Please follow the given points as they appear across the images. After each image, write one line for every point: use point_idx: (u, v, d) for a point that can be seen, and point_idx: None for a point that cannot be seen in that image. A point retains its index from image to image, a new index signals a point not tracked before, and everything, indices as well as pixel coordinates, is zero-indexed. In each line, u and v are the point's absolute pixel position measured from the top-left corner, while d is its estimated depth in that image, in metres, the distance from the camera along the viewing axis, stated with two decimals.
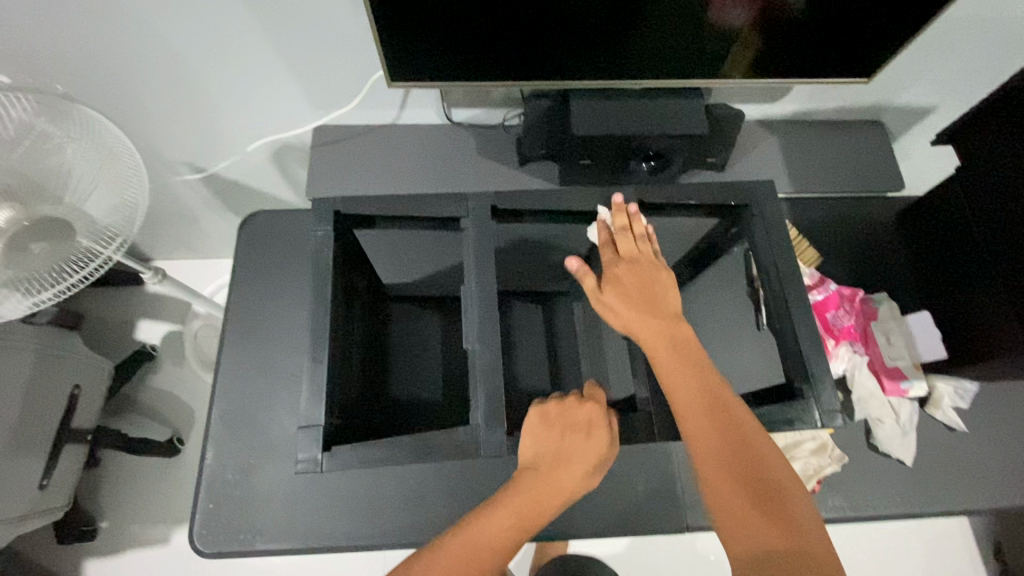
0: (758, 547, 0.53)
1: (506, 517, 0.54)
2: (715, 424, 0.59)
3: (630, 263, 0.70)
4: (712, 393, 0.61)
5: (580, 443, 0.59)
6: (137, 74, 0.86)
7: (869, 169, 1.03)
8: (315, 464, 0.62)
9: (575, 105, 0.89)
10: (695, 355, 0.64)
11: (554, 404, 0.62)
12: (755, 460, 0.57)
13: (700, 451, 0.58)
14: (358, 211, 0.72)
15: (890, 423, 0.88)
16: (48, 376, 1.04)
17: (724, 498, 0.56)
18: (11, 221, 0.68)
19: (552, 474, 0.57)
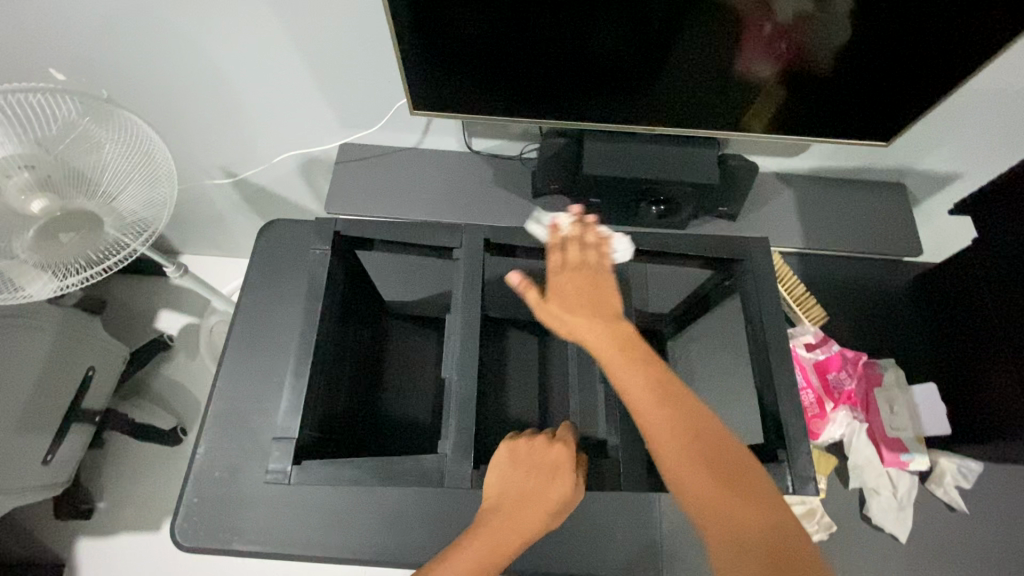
0: (738, 538, 0.51)
1: (466, 562, 0.54)
2: (675, 418, 0.56)
3: (576, 264, 0.72)
4: (666, 387, 0.59)
5: (540, 483, 0.59)
6: (180, 85, 0.92)
7: (886, 231, 1.02)
8: (286, 475, 0.63)
9: (589, 146, 0.92)
10: (643, 354, 0.62)
11: (523, 441, 0.63)
12: (715, 445, 0.55)
13: (665, 449, 0.55)
14: (361, 232, 0.75)
15: (886, 495, 0.85)
16: (64, 356, 1.09)
17: (694, 491, 0.53)
18: (46, 211, 0.74)
19: (513, 515, 0.58)
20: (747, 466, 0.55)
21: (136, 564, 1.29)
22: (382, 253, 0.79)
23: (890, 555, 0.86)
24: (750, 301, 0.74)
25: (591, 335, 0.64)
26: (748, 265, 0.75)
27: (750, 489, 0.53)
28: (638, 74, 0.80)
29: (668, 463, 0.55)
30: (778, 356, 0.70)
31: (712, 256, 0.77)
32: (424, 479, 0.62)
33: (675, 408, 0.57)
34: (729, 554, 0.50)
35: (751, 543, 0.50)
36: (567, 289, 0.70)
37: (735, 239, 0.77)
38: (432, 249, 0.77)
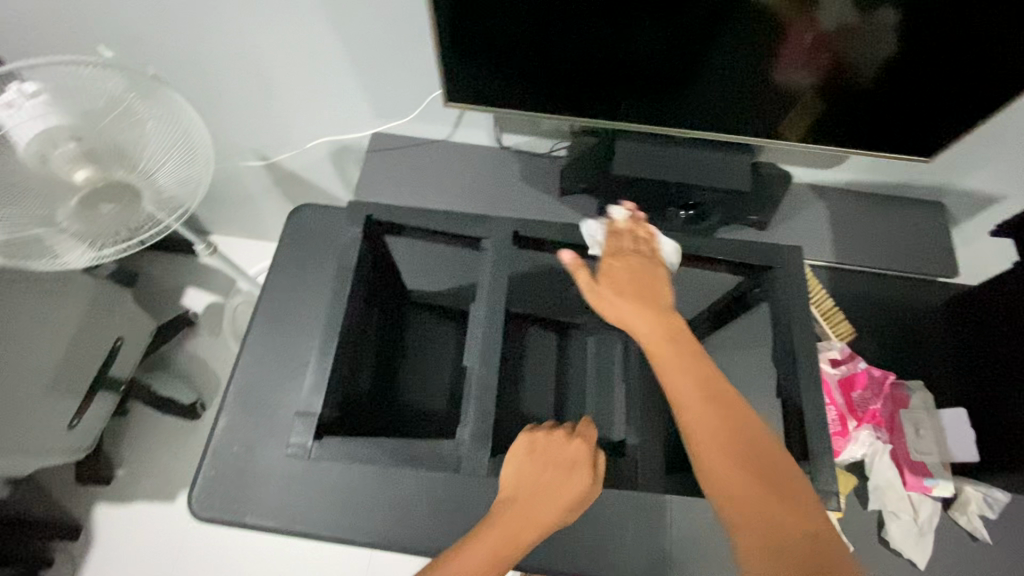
0: (778, 548, 0.50)
1: (483, 551, 0.54)
2: (723, 419, 0.56)
3: (627, 254, 0.71)
4: (714, 383, 0.58)
5: (556, 480, 0.59)
6: (221, 67, 0.94)
7: (920, 251, 0.99)
8: (305, 450, 0.64)
9: (620, 146, 0.91)
10: (694, 346, 0.62)
11: (543, 434, 0.63)
12: (761, 449, 0.55)
13: (708, 451, 0.55)
14: (393, 218, 0.76)
15: (906, 519, 0.83)
16: (95, 325, 1.12)
17: (739, 496, 0.53)
18: (88, 181, 0.77)
19: (531, 509, 0.57)
20: (786, 473, 0.55)
21: (150, 532, 1.33)
22: (410, 239, 0.79)
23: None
24: (778, 312, 0.73)
25: (640, 325, 0.63)
26: (779, 272, 0.75)
27: (789, 499, 0.53)
28: (676, 77, 0.80)
29: (709, 462, 0.55)
30: (804, 369, 0.69)
31: (743, 261, 0.77)
32: (440, 464, 0.63)
33: (720, 408, 0.56)
34: (761, 554, 0.50)
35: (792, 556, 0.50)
36: (617, 278, 0.68)
37: (767, 247, 0.76)
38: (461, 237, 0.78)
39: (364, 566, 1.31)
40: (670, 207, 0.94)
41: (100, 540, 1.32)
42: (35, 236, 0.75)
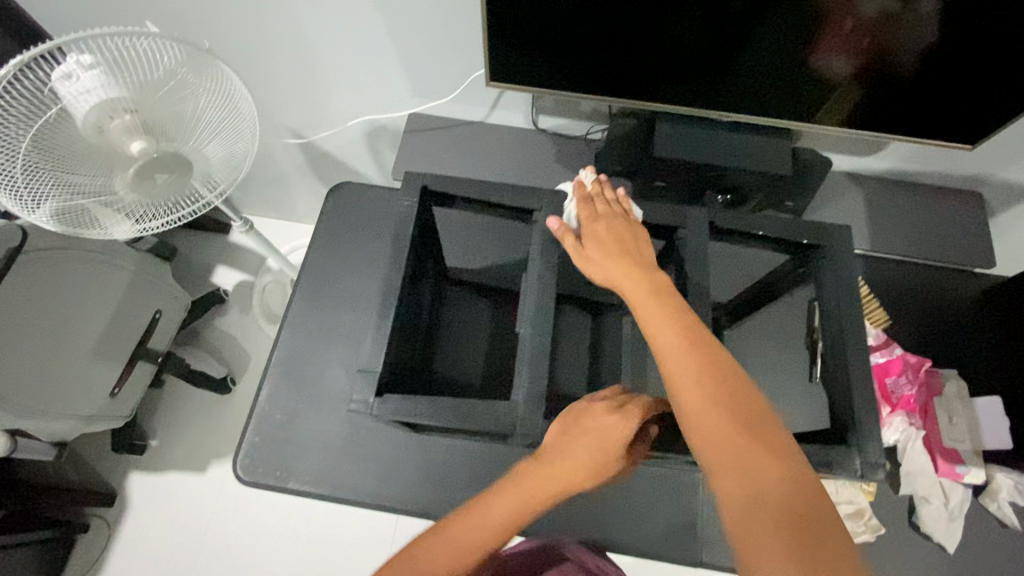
0: (759, 495, 0.50)
1: (506, 503, 0.58)
2: (705, 371, 0.56)
3: (612, 216, 0.71)
4: (695, 336, 0.59)
5: (591, 453, 0.59)
6: (264, 42, 0.95)
7: (958, 241, 0.98)
8: (366, 406, 0.65)
9: (661, 127, 0.91)
10: (675, 301, 0.62)
11: (594, 405, 0.62)
12: (741, 402, 0.55)
13: (690, 402, 0.55)
14: (444, 189, 0.77)
15: (938, 504, 0.83)
16: (136, 296, 1.15)
17: (720, 446, 0.53)
18: (144, 153, 0.75)
19: (556, 475, 0.59)
20: (769, 422, 0.55)
21: (182, 500, 1.37)
22: (459, 211, 0.81)
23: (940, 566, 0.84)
24: (826, 296, 0.73)
25: (623, 281, 0.65)
26: (828, 251, 0.73)
27: (772, 446, 0.53)
28: (718, 60, 0.79)
29: (693, 412, 0.55)
30: (846, 349, 0.69)
31: (792, 239, 0.75)
32: (494, 425, 0.64)
33: (701, 354, 0.57)
34: (741, 503, 0.50)
35: (769, 501, 0.49)
36: (604, 239, 0.68)
37: (815, 224, 0.74)
38: (510, 209, 0.79)
39: (389, 539, 1.35)
40: (709, 190, 0.95)
41: (135, 506, 1.36)
42: (84, 207, 0.80)
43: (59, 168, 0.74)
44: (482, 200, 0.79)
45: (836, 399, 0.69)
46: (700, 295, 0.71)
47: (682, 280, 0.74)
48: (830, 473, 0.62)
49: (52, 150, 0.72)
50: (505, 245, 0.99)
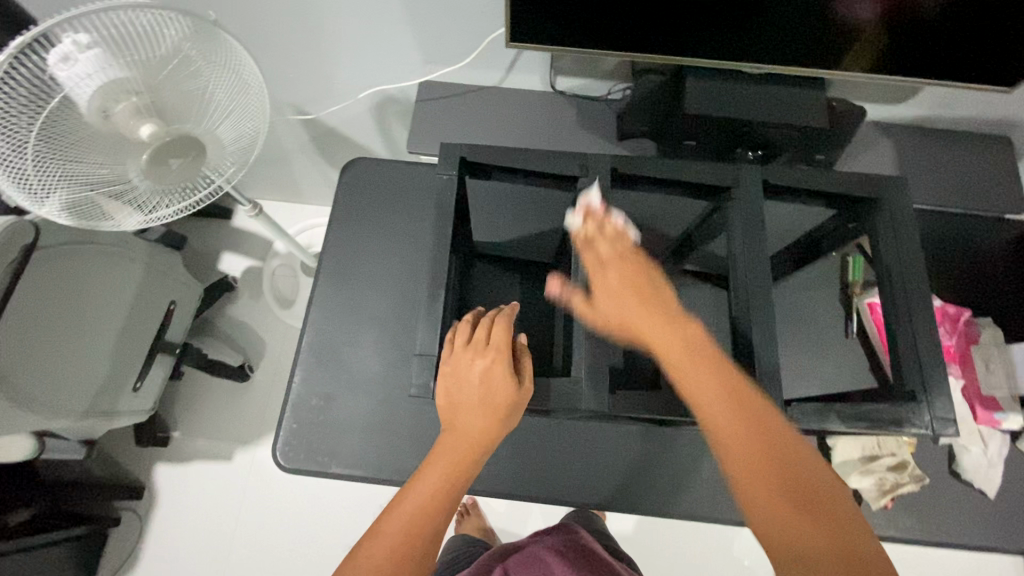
0: (812, 564, 0.46)
1: (441, 468, 0.61)
2: (750, 432, 0.54)
3: (619, 262, 0.71)
4: (738, 395, 0.57)
5: (485, 397, 0.63)
6: (262, 13, 0.89)
7: (990, 187, 0.96)
8: (427, 391, 0.67)
9: (690, 83, 0.87)
10: (711, 353, 0.60)
11: (464, 356, 0.66)
12: (790, 462, 0.52)
13: (738, 467, 0.52)
14: (482, 160, 0.76)
15: (976, 451, 0.84)
16: (149, 289, 1.13)
17: (770, 513, 0.50)
18: (154, 136, 0.71)
19: (468, 434, 0.63)
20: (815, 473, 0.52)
21: (211, 489, 1.37)
22: (494, 181, 0.80)
23: (980, 511, 0.86)
24: (888, 258, 0.72)
25: (655, 339, 0.64)
26: (885, 205, 0.73)
27: (820, 506, 0.50)
28: (745, 7, 0.75)
29: (742, 478, 0.52)
30: (902, 307, 0.69)
31: (846, 193, 0.75)
32: (565, 402, 0.68)
33: (743, 409, 0.55)
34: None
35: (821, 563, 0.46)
36: (616, 290, 0.68)
37: (871, 176, 0.74)
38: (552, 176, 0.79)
39: None
40: (740, 147, 0.93)
41: (164, 497, 1.36)
42: (93, 199, 0.75)
43: (68, 157, 0.70)
44: (518, 168, 0.78)
45: (896, 355, 0.69)
46: (752, 260, 0.70)
47: (735, 247, 0.72)
48: (898, 430, 0.64)
49: (61, 138, 0.68)
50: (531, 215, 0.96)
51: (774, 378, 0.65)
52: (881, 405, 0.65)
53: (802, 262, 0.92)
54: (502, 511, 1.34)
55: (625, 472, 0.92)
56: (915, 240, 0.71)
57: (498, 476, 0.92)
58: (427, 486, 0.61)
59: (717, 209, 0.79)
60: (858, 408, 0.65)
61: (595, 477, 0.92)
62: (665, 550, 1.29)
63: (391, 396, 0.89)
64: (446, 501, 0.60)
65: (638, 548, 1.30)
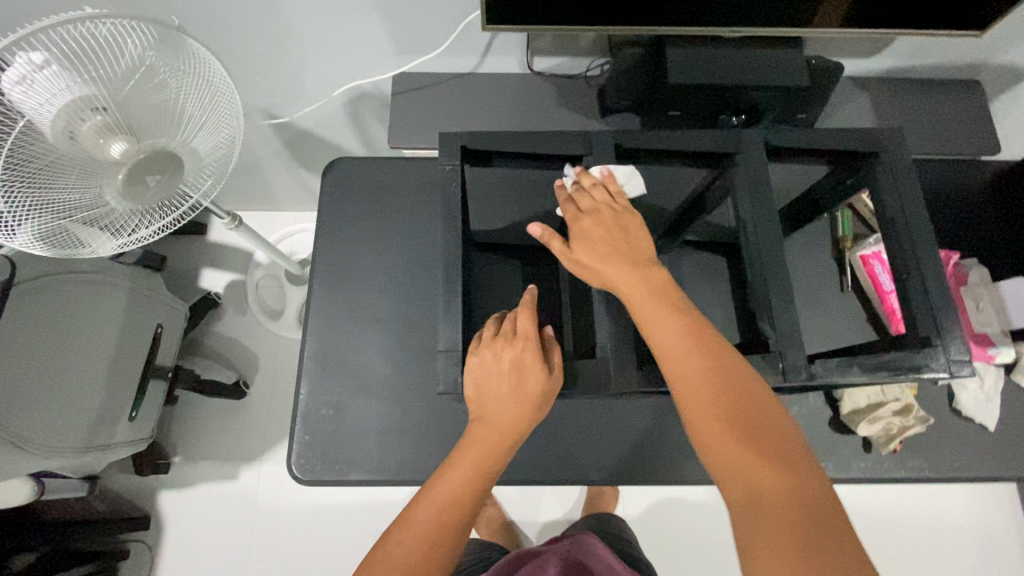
0: (759, 496, 0.49)
1: (469, 462, 0.61)
2: (705, 373, 0.55)
3: (600, 210, 0.68)
4: (697, 335, 0.57)
5: (516, 387, 0.63)
6: (223, 14, 0.84)
7: (965, 131, 0.98)
8: (454, 386, 0.68)
9: (671, 53, 0.86)
10: (674, 298, 0.61)
11: (493, 346, 0.65)
12: (743, 398, 0.54)
13: (693, 407, 0.54)
14: (482, 146, 0.76)
15: (974, 387, 0.88)
16: (134, 315, 1.09)
17: (720, 447, 0.52)
18: (127, 155, 0.67)
19: (499, 425, 0.63)
20: (777, 425, 0.53)
21: (220, 511, 1.34)
22: (496, 166, 0.80)
23: (982, 444, 0.89)
24: (891, 210, 0.73)
25: (623, 285, 0.62)
26: (884, 158, 0.73)
27: (778, 450, 0.51)
28: None
29: (694, 414, 0.54)
30: (911, 257, 0.70)
31: (845, 150, 0.75)
32: (594, 384, 0.68)
33: (701, 352, 0.56)
34: (740, 499, 0.50)
35: (773, 510, 0.48)
36: (593, 238, 0.66)
37: (869, 131, 0.74)
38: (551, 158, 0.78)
39: None
40: (723, 113, 0.93)
41: (172, 524, 1.33)
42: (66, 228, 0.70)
43: (40, 183, 0.65)
44: (515, 152, 0.78)
45: (907, 302, 0.71)
46: (761, 222, 0.71)
47: (745, 214, 0.72)
48: (918, 374, 0.66)
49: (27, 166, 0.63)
50: (522, 201, 0.95)
51: (796, 336, 0.66)
52: (899, 353, 0.67)
53: (797, 224, 0.92)
54: (517, 497, 1.34)
55: (642, 446, 0.93)
56: (917, 189, 0.72)
57: (518, 464, 0.92)
58: (454, 479, 0.60)
59: (718, 175, 0.79)
60: (879, 358, 0.66)
61: (613, 454, 0.92)
62: (677, 515, 1.33)
63: (403, 396, 0.89)
64: (476, 493, 0.60)
65: (651, 515, 1.33)
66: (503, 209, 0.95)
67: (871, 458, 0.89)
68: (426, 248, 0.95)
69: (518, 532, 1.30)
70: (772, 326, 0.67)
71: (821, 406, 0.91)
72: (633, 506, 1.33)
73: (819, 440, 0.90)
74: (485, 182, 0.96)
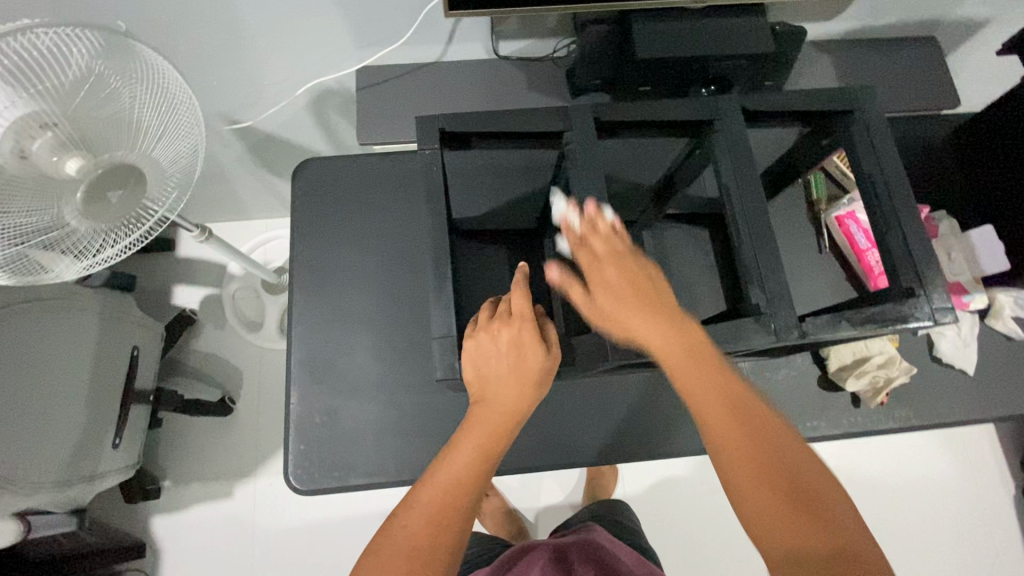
0: (804, 560, 0.48)
1: (472, 446, 0.60)
2: (744, 429, 0.53)
3: (620, 256, 0.66)
4: (732, 390, 0.56)
5: (517, 368, 0.63)
6: (170, 15, 0.80)
7: (927, 87, 1.00)
8: (452, 374, 0.67)
9: (638, 28, 0.85)
10: (706, 350, 0.59)
11: (490, 326, 0.65)
12: (784, 455, 0.52)
13: (733, 465, 0.52)
14: (462, 127, 0.75)
15: (952, 334, 0.91)
16: (107, 338, 1.04)
17: (762, 507, 0.51)
18: (84, 172, 0.63)
19: (502, 405, 0.62)
20: (817, 482, 0.52)
21: (218, 531, 1.31)
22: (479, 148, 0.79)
23: (964, 387, 0.92)
24: (869, 166, 0.74)
25: (650, 337, 0.60)
26: (859, 114, 0.75)
27: (822, 508, 0.50)
28: None
29: (734, 472, 0.52)
30: (890, 209, 0.72)
31: (822, 109, 0.76)
32: (591, 359, 0.69)
33: (738, 407, 0.55)
34: (786, 562, 0.48)
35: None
36: (616, 288, 0.64)
37: (844, 90, 0.75)
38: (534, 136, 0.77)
39: None
40: (693, 86, 0.93)
41: (168, 549, 1.29)
42: (23, 253, 0.64)
43: None
44: (496, 133, 0.77)
45: (889, 254, 0.72)
46: (746, 187, 0.71)
47: (727, 180, 0.73)
48: (903, 325, 0.68)
49: None
50: (502, 188, 0.94)
51: (785, 296, 0.67)
52: (885, 305, 0.69)
53: (777, 188, 0.95)
54: (517, 487, 1.35)
55: (638, 422, 0.93)
56: (893, 145, 0.74)
57: (519, 451, 0.92)
58: (457, 465, 0.59)
59: (698, 144, 0.80)
60: (865, 311, 0.68)
61: (612, 433, 0.93)
62: (676, 487, 1.35)
63: (397, 396, 0.87)
64: (483, 477, 0.59)
65: (650, 490, 1.35)
66: (483, 196, 0.93)
67: (860, 412, 0.92)
68: (408, 243, 0.94)
69: (522, 521, 1.30)
70: (762, 289, 0.68)
71: (808, 366, 0.93)
72: (632, 484, 1.35)
73: (810, 400, 0.92)
74: (462, 171, 0.94)
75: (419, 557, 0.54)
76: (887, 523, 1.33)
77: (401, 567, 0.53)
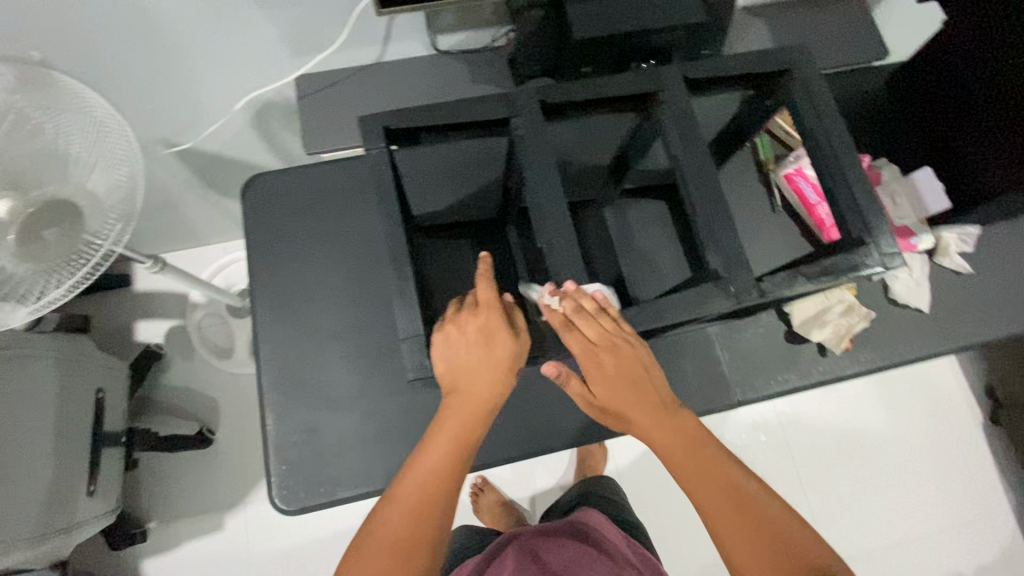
0: None
1: (448, 439, 0.61)
2: (741, 515, 0.60)
3: (616, 346, 0.64)
4: (729, 481, 0.63)
5: (485, 357, 0.63)
6: (89, 41, 0.77)
7: (857, 42, 1.03)
8: (425, 372, 0.67)
9: (572, 9, 0.84)
10: (706, 445, 0.65)
11: (458, 319, 0.64)
12: (778, 531, 0.59)
13: (734, 547, 0.60)
14: (407, 124, 0.74)
15: (905, 276, 0.95)
16: (67, 384, 1.00)
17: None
18: (13, 212, 0.61)
19: (476, 394, 0.62)
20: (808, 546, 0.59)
21: (212, 566, 1.28)
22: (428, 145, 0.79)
23: (921, 326, 0.97)
24: (809, 123, 0.76)
25: (652, 433, 0.65)
26: (795, 73, 0.76)
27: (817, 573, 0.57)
28: None
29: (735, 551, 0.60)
30: (832, 163, 0.75)
31: (759, 71, 0.78)
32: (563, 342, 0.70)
33: (734, 494, 0.62)
34: None
35: None
36: (613, 385, 0.65)
37: (776, 51, 0.77)
38: (484, 125, 0.77)
39: None
40: (632, 62, 0.93)
41: None
42: None
43: None
44: (442, 125, 0.76)
45: (836, 206, 0.75)
46: (693, 157, 0.73)
47: (674, 151, 0.74)
48: (855, 272, 0.70)
49: None
50: (460, 180, 0.88)
51: (740, 258, 0.69)
52: (836, 258, 0.72)
53: (726, 155, 0.98)
54: (511, 478, 1.35)
55: None
56: (829, 100, 0.76)
57: (506, 443, 0.92)
58: (434, 462, 0.60)
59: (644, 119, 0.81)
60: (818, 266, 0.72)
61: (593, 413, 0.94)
62: None
63: (375, 404, 0.86)
64: (461, 469, 0.60)
65: (640, 464, 1.37)
66: (440, 191, 0.89)
67: (828, 361, 0.95)
68: (369, 250, 0.93)
69: (519, 511, 1.31)
70: (719, 253, 0.70)
71: (774, 324, 0.96)
72: (622, 460, 1.37)
73: (779, 355, 0.95)
74: (421, 168, 0.84)
75: (400, 551, 0.56)
76: (868, 465, 1.38)
77: (381, 562, 0.55)
